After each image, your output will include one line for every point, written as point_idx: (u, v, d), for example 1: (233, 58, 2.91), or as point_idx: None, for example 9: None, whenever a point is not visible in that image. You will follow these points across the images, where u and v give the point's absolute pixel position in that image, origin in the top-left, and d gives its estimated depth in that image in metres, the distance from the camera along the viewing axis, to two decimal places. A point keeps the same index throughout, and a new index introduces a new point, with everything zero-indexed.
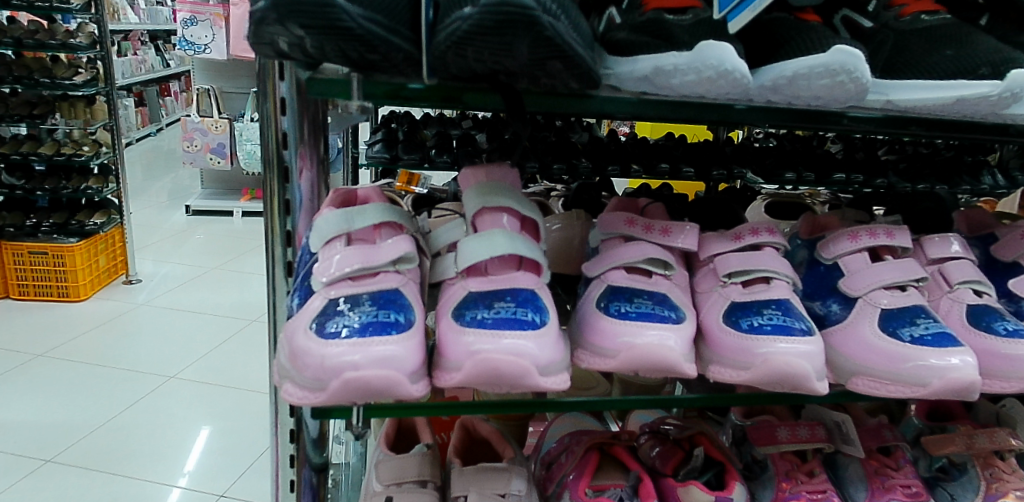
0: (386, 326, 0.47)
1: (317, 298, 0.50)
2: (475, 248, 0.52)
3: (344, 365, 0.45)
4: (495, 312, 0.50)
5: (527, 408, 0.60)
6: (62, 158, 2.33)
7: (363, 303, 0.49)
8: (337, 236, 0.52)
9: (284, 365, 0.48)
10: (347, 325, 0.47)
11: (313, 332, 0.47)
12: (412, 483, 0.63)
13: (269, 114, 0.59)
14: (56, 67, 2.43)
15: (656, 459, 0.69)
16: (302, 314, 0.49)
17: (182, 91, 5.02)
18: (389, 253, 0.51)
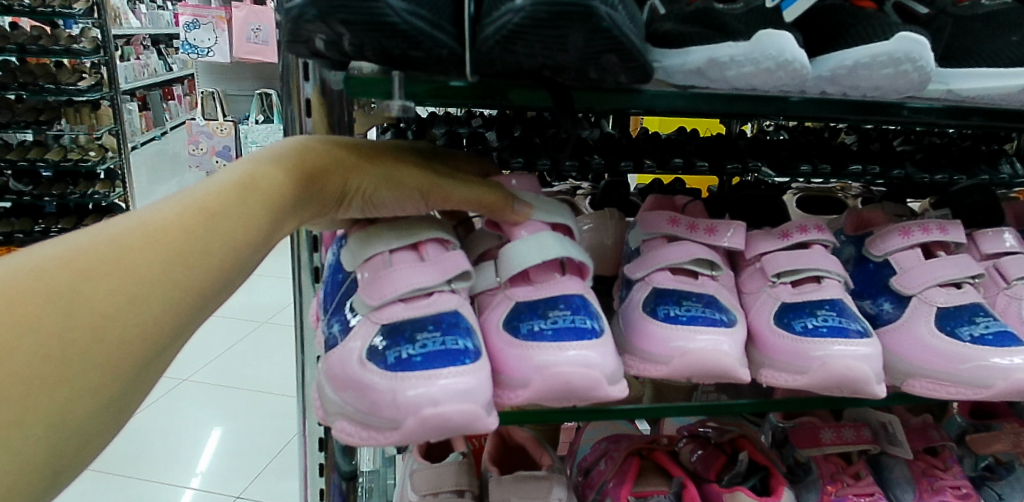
0: (458, 356, 0.44)
1: (366, 326, 0.46)
2: (525, 253, 0.49)
3: (421, 399, 0.42)
4: (554, 322, 0.47)
5: (572, 417, 0.57)
6: (69, 163, 2.33)
7: (424, 329, 0.45)
8: (379, 256, 0.48)
9: (339, 402, 0.45)
10: (409, 356, 0.44)
11: (372, 365, 0.44)
12: (449, 493, 0.61)
13: (295, 115, 0.58)
14: (61, 72, 2.41)
15: (698, 464, 0.67)
16: (351, 345, 0.46)
17: (187, 95, 5.00)
18: (442, 272, 0.47)
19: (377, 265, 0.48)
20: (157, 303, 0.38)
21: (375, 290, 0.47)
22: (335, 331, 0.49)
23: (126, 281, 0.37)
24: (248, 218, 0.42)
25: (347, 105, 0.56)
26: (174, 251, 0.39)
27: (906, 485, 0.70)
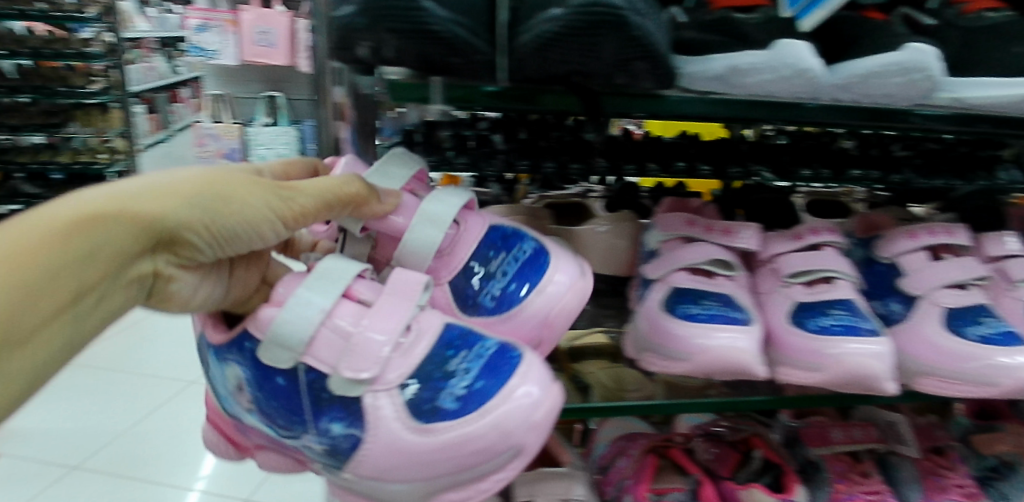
0: (504, 357, 0.46)
1: (384, 404, 0.43)
2: (429, 233, 0.49)
3: (523, 418, 0.43)
4: (506, 274, 0.52)
5: (584, 414, 0.59)
6: (79, 166, 2.35)
7: (450, 359, 0.45)
8: (321, 330, 0.42)
9: (438, 473, 0.44)
10: (461, 387, 0.44)
11: (438, 424, 0.43)
12: None
13: (326, 118, 0.62)
14: (71, 75, 2.43)
15: (713, 462, 0.69)
16: (392, 424, 0.43)
17: (194, 98, 5.02)
18: (407, 299, 0.44)
19: (336, 340, 0.42)
20: None
21: (352, 365, 0.42)
22: (339, 432, 0.43)
23: None
24: None
25: (373, 109, 0.59)
26: None
27: (915, 485, 0.70)
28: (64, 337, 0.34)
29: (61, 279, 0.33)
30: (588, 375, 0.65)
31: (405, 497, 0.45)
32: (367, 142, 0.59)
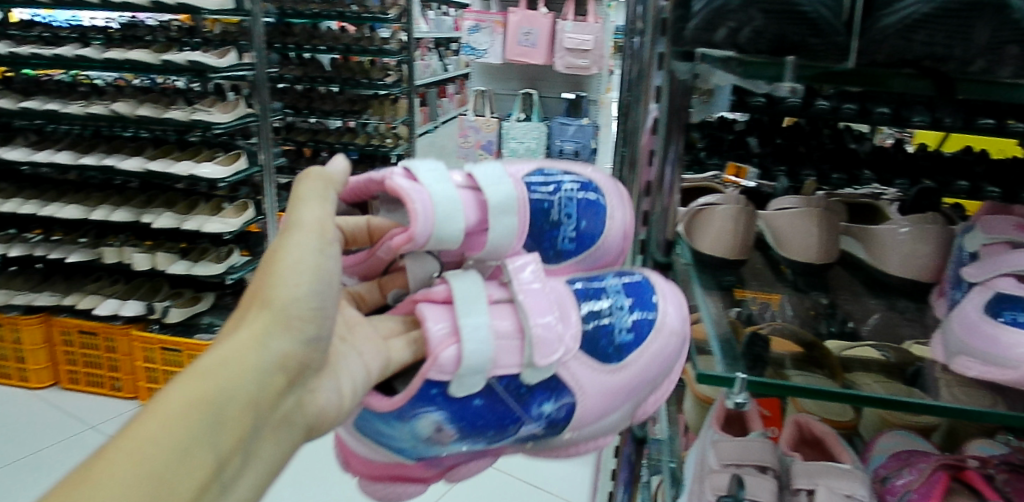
0: (638, 288, 0.62)
1: (579, 363, 0.57)
2: (503, 221, 0.56)
3: (676, 318, 0.62)
4: (570, 217, 0.62)
5: (875, 404, 0.58)
6: (371, 147, 2.76)
7: (601, 312, 0.59)
8: (499, 342, 0.52)
9: (641, 387, 0.61)
10: (624, 324, 0.59)
11: (626, 357, 0.59)
12: (752, 467, 0.64)
13: (643, 99, 0.66)
14: (371, 69, 2.84)
15: (1014, 491, 0.63)
16: (596, 372, 0.58)
17: (458, 94, 5.54)
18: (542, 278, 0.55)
19: (518, 341, 0.52)
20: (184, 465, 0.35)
21: (537, 355, 0.53)
22: (547, 407, 0.56)
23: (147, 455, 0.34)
24: (220, 373, 0.39)
25: (686, 96, 0.64)
26: (175, 421, 0.36)
27: None
28: (280, 406, 0.42)
29: (236, 395, 0.38)
30: (864, 386, 0.63)
31: (620, 420, 0.61)
32: (674, 124, 0.64)
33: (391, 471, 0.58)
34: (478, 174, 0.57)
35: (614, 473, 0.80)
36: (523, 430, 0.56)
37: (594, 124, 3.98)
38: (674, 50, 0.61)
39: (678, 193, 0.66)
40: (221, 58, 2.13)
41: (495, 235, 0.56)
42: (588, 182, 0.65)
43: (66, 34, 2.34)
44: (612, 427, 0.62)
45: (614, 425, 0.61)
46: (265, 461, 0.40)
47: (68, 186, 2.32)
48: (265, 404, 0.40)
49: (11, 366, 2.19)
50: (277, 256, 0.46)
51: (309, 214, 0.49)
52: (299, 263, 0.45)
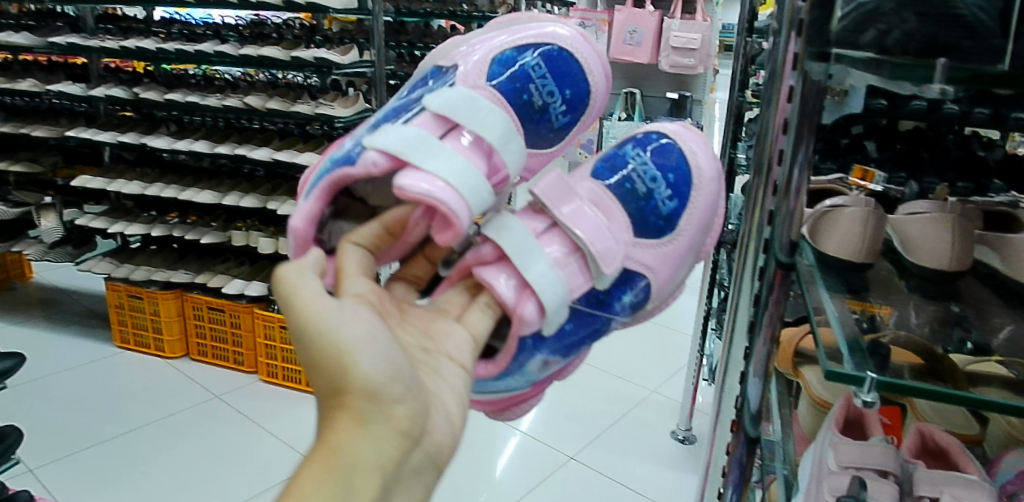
0: (655, 180, 0.77)
1: (641, 250, 0.75)
2: (510, 147, 0.70)
3: (706, 164, 0.80)
4: (545, 89, 0.79)
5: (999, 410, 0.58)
6: None
7: (631, 207, 0.76)
8: (563, 265, 0.67)
9: (693, 245, 0.79)
10: (657, 204, 0.77)
11: (678, 222, 0.77)
12: (873, 471, 0.64)
13: (779, 97, 0.67)
14: None
15: None
16: (657, 247, 0.76)
17: None
18: (569, 192, 0.71)
19: (581, 256, 0.69)
20: None
21: (594, 256, 0.69)
22: (625, 298, 0.74)
23: None
24: (335, 462, 0.46)
25: (819, 98, 0.64)
26: None
27: None
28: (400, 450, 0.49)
29: (359, 473, 0.46)
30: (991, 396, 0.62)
31: (688, 278, 0.81)
32: (805, 126, 0.64)
33: (511, 404, 0.71)
34: (457, 109, 0.68)
35: (724, 472, 0.81)
36: (615, 310, 0.74)
37: (695, 123, 3.94)
38: (809, 50, 0.63)
39: (804, 196, 0.66)
40: (345, 55, 2.24)
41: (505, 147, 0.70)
42: (531, 50, 0.80)
43: (206, 33, 2.55)
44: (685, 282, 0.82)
45: (683, 279, 0.81)
46: (413, 500, 0.49)
47: (203, 173, 2.53)
48: (390, 463, 0.48)
49: (149, 336, 2.41)
50: (309, 342, 0.49)
51: (316, 287, 0.51)
52: (333, 343, 0.49)
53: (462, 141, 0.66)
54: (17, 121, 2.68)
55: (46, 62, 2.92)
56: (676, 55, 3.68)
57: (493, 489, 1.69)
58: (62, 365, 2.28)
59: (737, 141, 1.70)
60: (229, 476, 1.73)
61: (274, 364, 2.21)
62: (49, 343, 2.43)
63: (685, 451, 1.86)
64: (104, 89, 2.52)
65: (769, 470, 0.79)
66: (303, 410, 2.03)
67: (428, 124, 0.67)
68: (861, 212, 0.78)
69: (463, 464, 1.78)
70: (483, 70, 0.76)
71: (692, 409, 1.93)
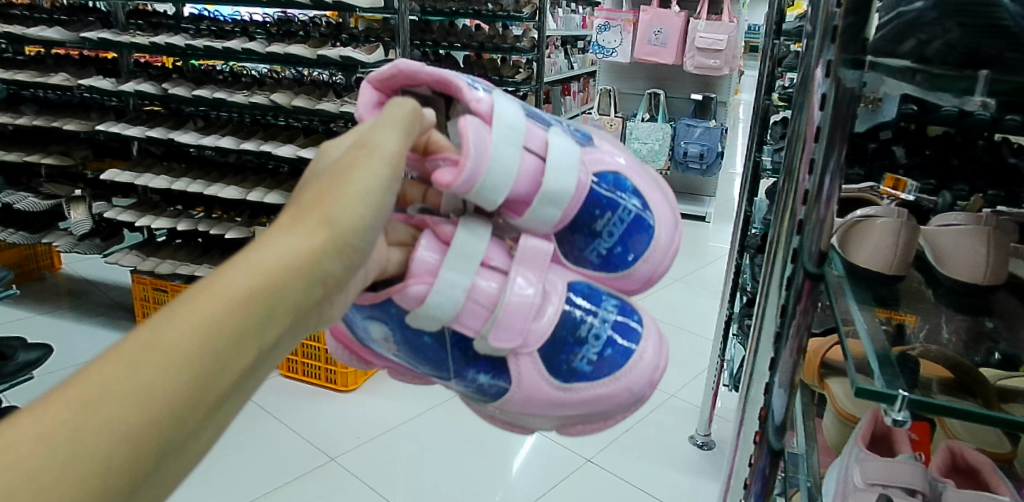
0: (628, 329, 0.63)
1: (531, 363, 0.60)
2: (543, 210, 0.61)
3: (641, 380, 0.62)
4: (612, 235, 0.66)
5: None
6: None
7: (584, 328, 0.62)
8: (469, 303, 0.56)
9: (555, 412, 0.63)
10: (591, 351, 0.61)
11: (577, 382, 0.61)
12: (901, 490, 0.62)
13: (812, 105, 0.66)
14: (503, 67, 2.94)
15: None
16: (543, 382, 0.60)
17: (581, 92, 5.34)
18: (533, 265, 0.59)
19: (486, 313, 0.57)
20: (196, 367, 0.35)
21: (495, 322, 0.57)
22: (483, 379, 0.60)
23: (171, 354, 0.34)
24: (271, 281, 0.38)
25: (853, 105, 0.63)
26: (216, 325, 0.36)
27: None
28: (303, 323, 0.41)
29: (276, 310, 0.38)
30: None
31: (551, 424, 0.65)
32: (837, 133, 0.63)
33: (354, 344, 0.65)
34: (554, 151, 0.61)
35: (747, 483, 0.80)
36: (455, 373, 0.61)
37: (720, 125, 3.91)
38: (843, 57, 0.62)
39: (836, 203, 0.65)
40: (370, 53, 2.25)
41: (542, 215, 0.61)
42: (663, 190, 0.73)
43: (234, 29, 2.58)
44: (527, 423, 0.66)
45: (524, 420, 0.65)
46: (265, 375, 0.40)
47: (228, 168, 2.56)
48: (297, 320, 0.40)
49: None
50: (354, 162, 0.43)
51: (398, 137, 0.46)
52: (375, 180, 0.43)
53: (525, 170, 0.59)
54: (49, 115, 2.72)
55: (78, 56, 2.97)
56: (701, 56, 3.66)
57: (510, 490, 1.69)
58: (88, 356, 2.32)
59: (764, 144, 1.67)
60: (246, 468, 1.75)
61: (292, 359, 2.20)
62: (76, 334, 2.47)
63: (704, 457, 1.84)
64: (134, 83, 2.54)
65: (792, 483, 0.77)
66: (322, 406, 2.05)
67: (528, 135, 0.60)
68: (894, 222, 0.76)
69: (480, 463, 1.78)
70: (602, 168, 0.66)
71: (712, 414, 1.91)
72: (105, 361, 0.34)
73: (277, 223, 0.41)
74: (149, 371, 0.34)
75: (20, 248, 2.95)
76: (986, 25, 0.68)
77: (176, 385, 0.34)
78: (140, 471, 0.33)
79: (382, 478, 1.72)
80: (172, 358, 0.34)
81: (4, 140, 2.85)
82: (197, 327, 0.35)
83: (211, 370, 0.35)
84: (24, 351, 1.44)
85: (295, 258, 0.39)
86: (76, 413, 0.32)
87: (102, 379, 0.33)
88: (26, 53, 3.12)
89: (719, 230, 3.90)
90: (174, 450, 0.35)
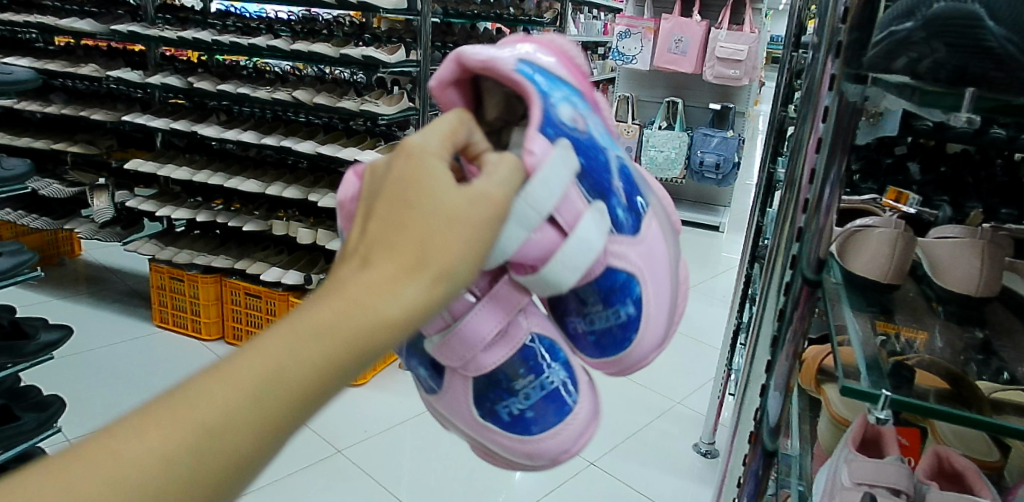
0: (561, 402, 0.58)
1: (462, 383, 0.57)
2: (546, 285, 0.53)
3: (552, 451, 0.58)
4: (600, 322, 0.61)
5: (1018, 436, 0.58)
6: None
7: (521, 377, 0.58)
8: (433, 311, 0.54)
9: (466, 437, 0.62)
10: (511, 407, 0.57)
11: (491, 422, 0.58)
12: (886, 489, 0.64)
13: (814, 118, 0.68)
14: None
15: None
16: (464, 405, 0.58)
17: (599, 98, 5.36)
18: (510, 311, 0.55)
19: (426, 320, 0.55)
20: (271, 416, 0.36)
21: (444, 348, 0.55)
22: (424, 373, 0.59)
23: (248, 396, 0.35)
24: (358, 340, 0.37)
25: (854, 120, 0.65)
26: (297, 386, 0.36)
27: None
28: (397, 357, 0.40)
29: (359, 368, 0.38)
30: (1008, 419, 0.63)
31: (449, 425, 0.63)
32: (838, 144, 0.65)
33: None
34: (584, 232, 0.53)
35: (741, 482, 0.82)
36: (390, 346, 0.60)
37: (738, 135, 3.93)
38: (846, 71, 0.65)
39: (835, 213, 0.67)
40: (392, 54, 2.29)
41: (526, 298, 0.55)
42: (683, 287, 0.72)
43: (259, 26, 2.63)
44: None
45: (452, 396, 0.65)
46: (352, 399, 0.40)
47: (249, 161, 2.61)
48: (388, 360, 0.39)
49: (187, 317, 2.49)
50: (484, 213, 0.40)
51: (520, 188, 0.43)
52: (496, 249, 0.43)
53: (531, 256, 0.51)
54: (77, 104, 2.79)
55: (107, 48, 3.04)
56: (721, 66, 3.68)
57: (511, 490, 1.71)
58: (105, 340, 2.38)
59: (778, 155, 1.69)
60: None
61: None
62: (94, 319, 2.53)
63: (706, 465, 1.85)
64: (160, 76, 2.59)
65: (784, 485, 0.80)
66: None
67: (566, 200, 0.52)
68: (891, 233, 0.78)
69: (482, 462, 1.81)
70: (619, 260, 0.60)
71: (717, 423, 1.92)
72: (226, 367, 0.36)
73: (377, 269, 0.38)
74: (229, 415, 0.35)
75: (43, 233, 3.03)
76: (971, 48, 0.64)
77: (254, 429, 0.35)
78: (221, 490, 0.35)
79: (388, 472, 1.75)
80: (252, 404, 0.35)
81: (32, 127, 2.92)
82: (282, 372, 0.36)
83: (289, 418, 0.36)
84: (46, 331, 1.48)
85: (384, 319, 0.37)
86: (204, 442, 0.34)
87: (191, 400, 0.35)
88: (56, 43, 3.19)
89: (732, 241, 3.90)
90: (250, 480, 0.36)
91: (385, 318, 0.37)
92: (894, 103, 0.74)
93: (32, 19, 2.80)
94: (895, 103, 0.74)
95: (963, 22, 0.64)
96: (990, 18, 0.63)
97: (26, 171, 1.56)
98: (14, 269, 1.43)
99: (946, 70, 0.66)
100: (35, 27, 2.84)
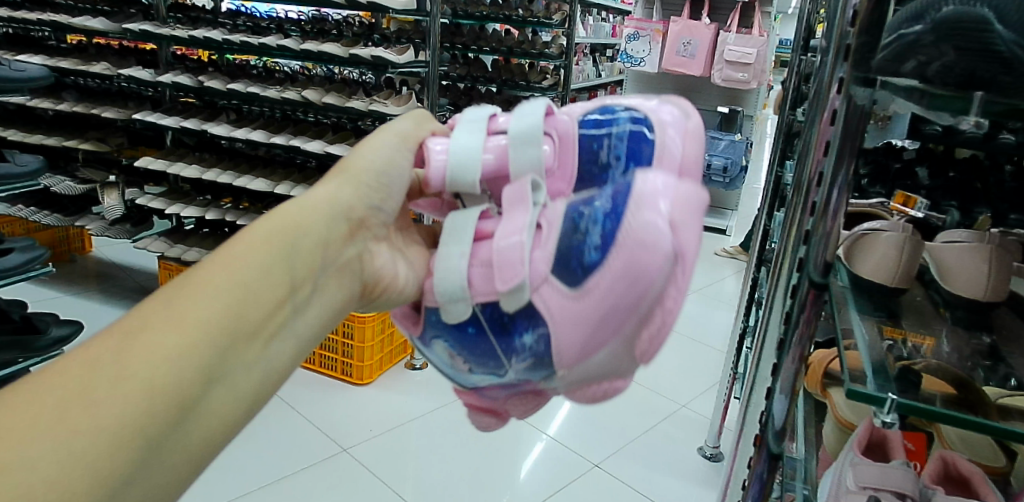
0: (620, 197, 0.62)
1: (551, 288, 0.64)
2: (527, 152, 0.70)
3: (654, 225, 0.59)
4: (618, 159, 0.73)
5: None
6: None
7: (580, 226, 0.64)
8: (472, 268, 0.65)
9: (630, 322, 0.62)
10: (592, 248, 0.62)
11: (592, 278, 0.62)
12: (892, 493, 0.64)
13: (822, 121, 0.68)
14: (531, 72, 2.99)
15: None
16: (564, 300, 0.63)
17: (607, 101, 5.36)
18: (524, 202, 0.66)
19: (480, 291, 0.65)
20: (176, 351, 0.49)
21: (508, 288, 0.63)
22: (529, 337, 0.65)
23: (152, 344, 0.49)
24: (236, 285, 0.55)
25: (863, 124, 0.65)
26: (192, 328, 0.51)
27: None
28: (281, 306, 0.57)
29: (246, 307, 0.55)
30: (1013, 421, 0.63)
31: (610, 361, 0.64)
32: (847, 147, 0.65)
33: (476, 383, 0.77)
34: (519, 117, 0.72)
35: (746, 485, 0.82)
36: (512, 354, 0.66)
37: (745, 139, 3.92)
38: (854, 75, 0.64)
39: (842, 217, 0.67)
40: (401, 54, 2.29)
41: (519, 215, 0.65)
42: None
43: (270, 26, 2.65)
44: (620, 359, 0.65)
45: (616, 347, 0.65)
46: (252, 348, 0.55)
47: (258, 160, 2.63)
48: (271, 307, 0.56)
49: None
50: (315, 199, 0.63)
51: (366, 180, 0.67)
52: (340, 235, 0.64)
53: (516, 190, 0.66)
54: (88, 102, 2.81)
55: (118, 46, 3.06)
56: (730, 69, 3.68)
57: (517, 491, 1.71)
58: None
59: (786, 159, 1.69)
60: (258, 453, 1.79)
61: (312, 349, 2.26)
62: (103, 315, 2.55)
63: (711, 469, 1.85)
64: (171, 75, 2.61)
65: (789, 488, 0.80)
66: (338, 397, 2.10)
67: (492, 120, 0.73)
68: (899, 237, 0.78)
69: (486, 462, 1.81)
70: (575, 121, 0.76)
71: (722, 426, 1.92)
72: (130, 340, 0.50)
73: (239, 245, 0.58)
74: (143, 362, 0.48)
75: (53, 229, 3.05)
76: (980, 50, 0.64)
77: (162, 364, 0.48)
78: (144, 412, 0.47)
79: (393, 472, 1.75)
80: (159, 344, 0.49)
81: (44, 125, 2.94)
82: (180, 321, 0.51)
83: (196, 347, 0.50)
84: (57, 326, 1.50)
85: (249, 264, 0.56)
86: (95, 390, 0.46)
87: (101, 362, 0.47)
88: (68, 41, 3.21)
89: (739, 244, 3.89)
90: (166, 410, 0.48)
91: (252, 261, 0.56)
92: (901, 105, 0.74)
93: (45, 17, 2.82)
94: (901, 105, 0.74)
95: (971, 26, 0.63)
96: (1000, 21, 0.62)
97: (38, 167, 1.57)
98: (25, 265, 1.43)
99: (955, 72, 0.68)
100: (47, 25, 2.87)
